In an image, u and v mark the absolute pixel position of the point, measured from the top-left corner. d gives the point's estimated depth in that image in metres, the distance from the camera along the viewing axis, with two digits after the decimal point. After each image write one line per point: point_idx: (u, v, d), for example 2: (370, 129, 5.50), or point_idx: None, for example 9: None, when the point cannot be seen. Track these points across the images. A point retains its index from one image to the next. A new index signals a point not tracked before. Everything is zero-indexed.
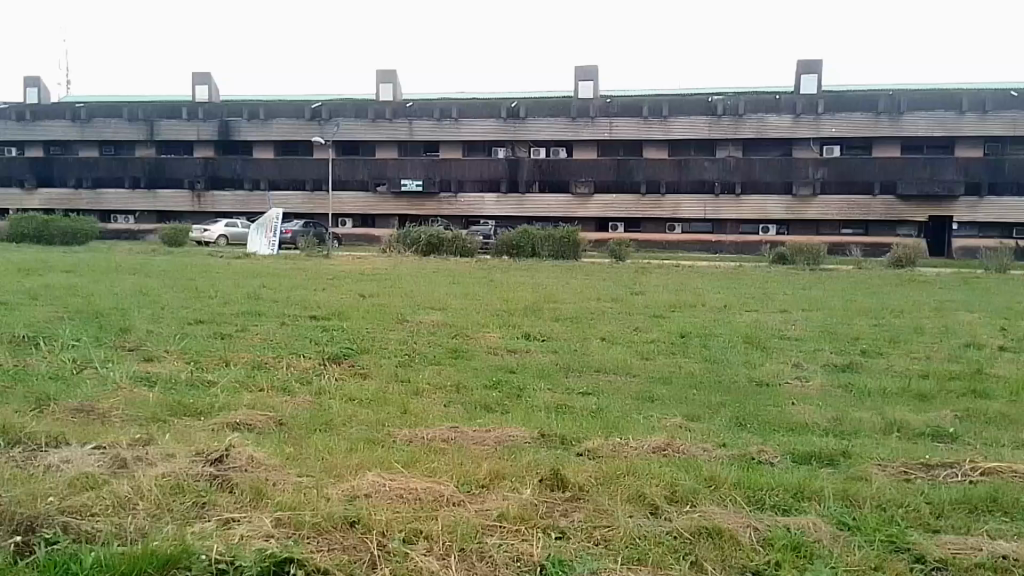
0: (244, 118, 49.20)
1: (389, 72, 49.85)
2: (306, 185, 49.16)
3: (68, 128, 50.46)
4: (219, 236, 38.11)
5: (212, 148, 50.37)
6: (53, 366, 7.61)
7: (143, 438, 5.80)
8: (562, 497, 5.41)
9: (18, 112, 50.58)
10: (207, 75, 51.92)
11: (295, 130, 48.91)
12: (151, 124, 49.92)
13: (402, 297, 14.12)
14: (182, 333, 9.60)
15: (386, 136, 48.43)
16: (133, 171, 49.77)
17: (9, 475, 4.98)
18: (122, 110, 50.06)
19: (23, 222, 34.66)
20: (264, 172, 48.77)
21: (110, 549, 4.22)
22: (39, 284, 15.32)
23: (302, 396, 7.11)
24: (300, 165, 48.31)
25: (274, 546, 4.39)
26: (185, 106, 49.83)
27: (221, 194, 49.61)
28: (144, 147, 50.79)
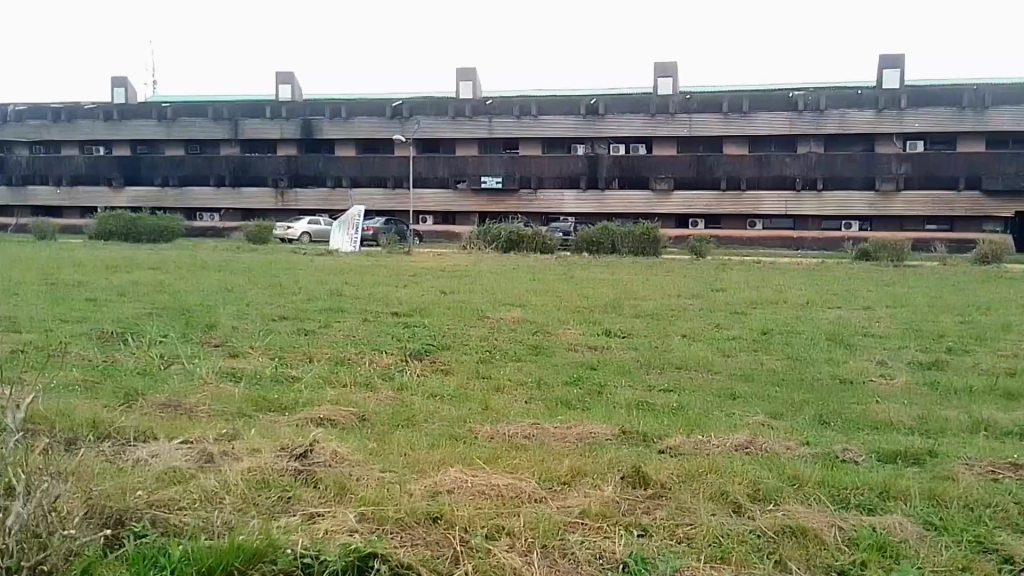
0: (326, 117, 50.09)
1: (468, 70, 50.27)
2: (387, 184, 49.69)
3: (154, 128, 52.16)
4: (302, 234, 39.09)
5: (295, 147, 51.30)
6: (141, 362, 7.86)
7: (229, 433, 5.91)
8: (644, 495, 5.32)
9: (106, 113, 52.51)
10: (291, 74, 52.49)
11: (377, 129, 49.50)
12: (237, 123, 50.88)
13: (480, 294, 14.21)
14: (267, 329, 9.83)
15: (466, 134, 48.54)
16: (219, 170, 51.05)
17: (101, 467, 5.07)
18: (207, 109, 51.35)
19: (111, 220, 35.98)
20: (347, 171, 49.59)
21: (198, 543, 4.26)
22: (137, 281, 15.81)
23: (383, 391, 7.18)
24: (383, 163, 49.16)
25: (357, 541, 4.42)
26: (269, 105, 50.75)
27: (305, 194, 50.48)
28: (229, 147, 51.92)
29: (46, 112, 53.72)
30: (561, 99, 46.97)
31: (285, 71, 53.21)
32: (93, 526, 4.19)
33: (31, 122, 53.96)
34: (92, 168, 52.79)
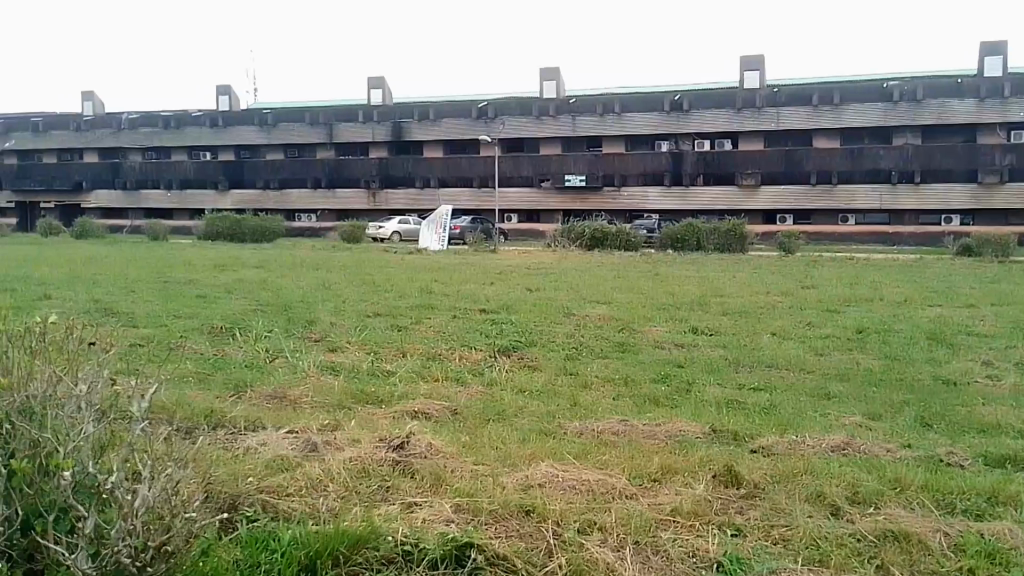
0: (414, 119, 51.61)
1: (553, 70, 50.79)
2: (474, 183, 50.51)
3: (255, 133, 54.54)
4: (393, 233, 39.93)
5: (386, 149, 52.74)
6: (249, 355, 8.22)
7: (331, 423, 6.14)
8: (738, 494, 5.26)
9: (212, 120, 55.18)
10: (381, 78, 54.41)
11: (464, 131, 50.75)
12: (332, 128, 52.91)
13: (566, 292, 14.29)
14: (362, 325, 10.15)
15: (551, 134, 49.04)
16: (315, 173, 52.72)
17: (216, 453, 5.36)
18: (305, 115, 53.56)
19: (219, 221, 37.77)
20: (434, 171, 50.85)
21: (306, 527, 4.46)
22: (246, 279, 16.50)
23: (474, 386, 7.33)
24: (469, 164, 50.02)
25: (455, 531, 4.56)
26: (362, 110, 52.67)
27: (396, 193, 51.77)
28: (325, 150, 53.62)
29: (155, 119, 56.39)
30: (644, 97, 47.19)
31: (376, 76, 55.22)
32: (210, 510, 4.44)
33: (142, 130, 56.66)
34: (199, 173, 55.13)
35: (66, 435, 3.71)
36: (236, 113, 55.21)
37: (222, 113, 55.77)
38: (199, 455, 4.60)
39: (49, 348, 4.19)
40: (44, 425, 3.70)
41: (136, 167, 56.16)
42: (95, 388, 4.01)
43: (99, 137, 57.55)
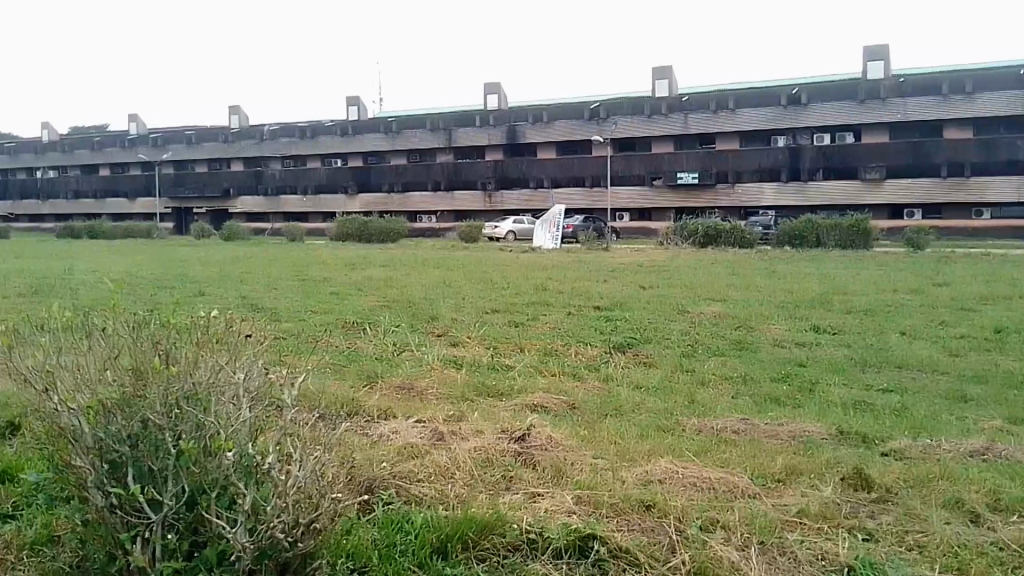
0: (529, 122, 52.54)
1: (665, 68, 50.37)
2: (585, 183, 50.90)
3: (381, 140, 57.15)
4: (508, 232, 40.59)
5: (501, 151, 54.00)
6: (378, 349, 8.60)
7: (456, 414, 6.36)
8: (868, 498, 5.10)
9: (342, 128, 58.24)
10: (497, 84, 55.73)
11: (577, 132, 51.15)
12: (450, 132, 54.48)
13: (683, 289, 14.01)
14: (481, 321, 10.40)
15: (663, 132, 48.65)
16: (437, 176, 54.94)
17: (351, 439, 5.66)
18: (426, 121, 55.60)
19: (349, 223, 39.55)
20: (547, 172, 51.45)
21: (436, 515, 4.69)
22: (369, 277, 17.21)
23: (591, 381, 7.43)
24: (581, 164, 50.41)
25: (578, 522, 4.66)
26: (479, 114, 54.06)
27: (510, 194, 52.82)
28: (445, 155, 55.65)
29: (295, 131, 60.03)
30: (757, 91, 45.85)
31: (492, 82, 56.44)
32: (350, 493, 4.74)
33: (283, 140, 60.27)
34: (330, 178, 58.26)
35: (228, 420, 4.13)
36: (363, 122, 58.08)
37: (351, 121, 58.76)
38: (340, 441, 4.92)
39: (211, 338, 4.63)
40: (208, 410, 4.12)
41: (275, 174, 59.96)
42: (250, 378, 4.41)
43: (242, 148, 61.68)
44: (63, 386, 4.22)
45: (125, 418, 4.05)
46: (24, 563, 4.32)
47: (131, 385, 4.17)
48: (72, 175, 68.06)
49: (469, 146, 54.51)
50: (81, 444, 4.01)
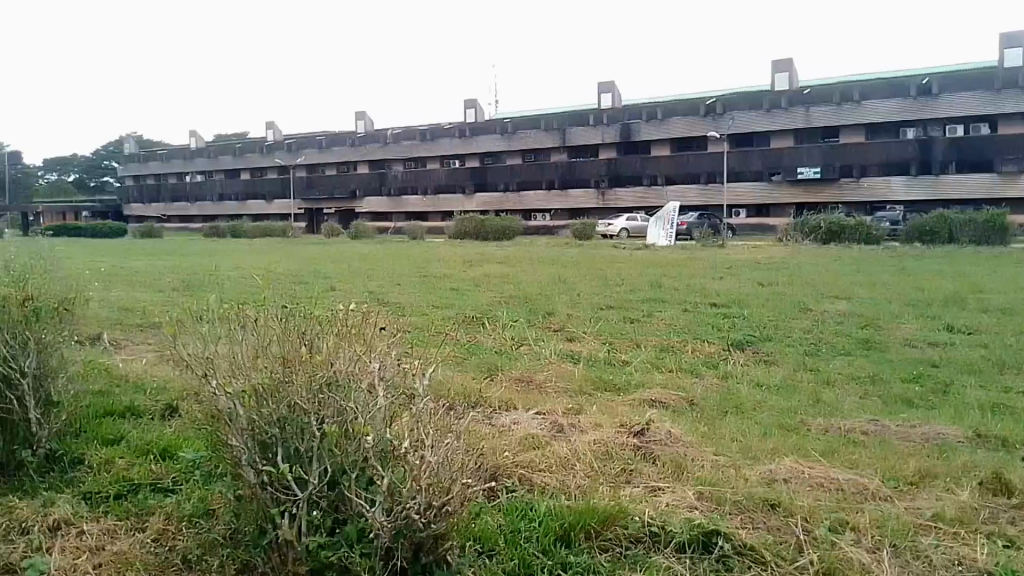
0: (643, 119, 52.26)
1: (784, 61, 49.41)
2: (701, 179, 50.32)
3: (497, 141, 58.70)
4: (621, 230, 40.56)
5: (615, 149, 54.12)
6: (497, 342, 8.86)
7: (575, 407, 6.54)
8: (1009, 504, 4.86)
9: (460, 130, 60.26)
10: (611, 83, 56.13)
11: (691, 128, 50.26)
12: (565, 132, 55.18)
13: (804, 286, 13.66)
14: (596, 317, 10.49)
15: (782, 126, 47.23)
16: (551, 174, 55.85)
17: (477, 428, 5.96)
18: (541, 122, 56.55)
19: (466, 222, 40.45)
20: (661, 169, 51.20)
21: (561, 505, 4.87)
22: (485, 273, 17.65)
23: (709, 377, 7.40)
24: (697, 159, 49.80)
25: (701, 518, 4.69)
26: (592, 113, 54.36)
27: (624, 192, 52.91)
28: (559, 154, 56.46)
29: (416, 133, 62.63)
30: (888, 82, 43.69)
31: (607, 81, 56.85)
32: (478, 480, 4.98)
33: (404, 143, 63.01)
34: (449, 179, 60.45)
35: (363, 406, 4.40)
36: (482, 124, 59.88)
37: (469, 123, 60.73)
38: (468, 430, 5.18)
39: (350, 330, 4.96)
40: (348, 397, 4.41)
41: (398, 176, 62.87)
42: (384, 368, 4.68)
43: (368, 151, 64.80)
44: (222, 373, 4.66)
45: (275, 402, 4.40)
46: (184, 533, 4.87)
47: (281, 372, 4.53)
48: (216, 180, 73.74)
49: (583, 145, 55.00)
50: (237, 425, 4.39)
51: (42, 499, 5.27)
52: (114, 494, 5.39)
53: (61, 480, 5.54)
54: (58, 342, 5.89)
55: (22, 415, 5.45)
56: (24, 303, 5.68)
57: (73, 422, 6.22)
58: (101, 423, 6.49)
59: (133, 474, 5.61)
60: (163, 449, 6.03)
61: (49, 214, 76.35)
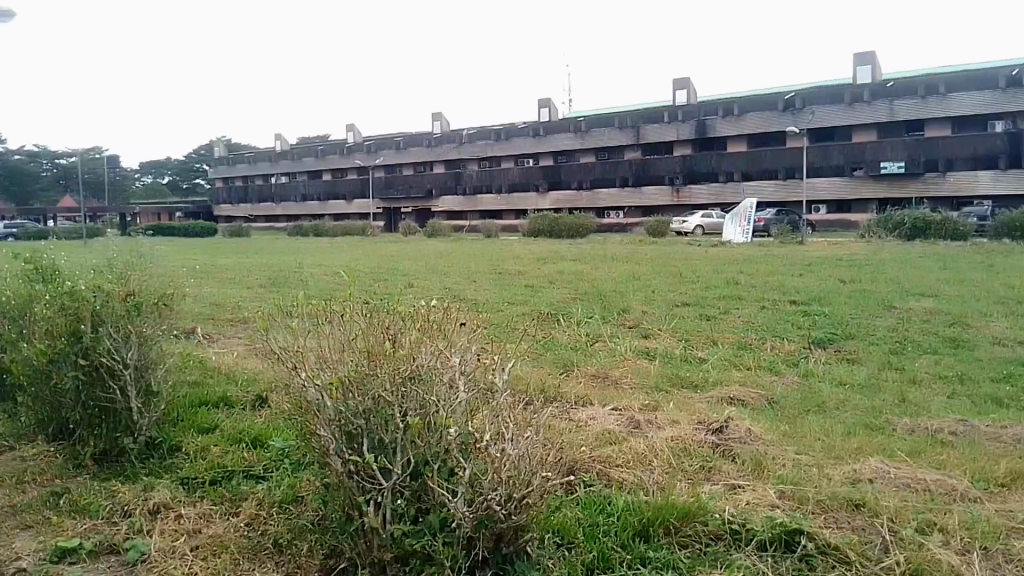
0: (719, 116, 51.32)
1: (867, 53, 48.22)
2: (779, 175, 49.25)
3: (571, 139, 58.85)
4: (696, 227, 40.15)
5: (690, 146, 53.50)
6: (573, 339, 8.94)
7: (651, 404, 6.64)
8: None
9: (535, 129, 60.74)
10: (687, 79, 55.70)
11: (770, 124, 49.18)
12: (638, 129, 54.95)
13: (886, 283, 13.35)
14: (672, 314, 10.44)
15: (864, 121, 45.82)
16: (624, 172, 55.58)
17: (555, 423, 6.11)
18: (614, 119, 56.45)
19: (540, 220, 40.67)
20: (737, 165, 50.37)
21: (639, 500, 4.97)
22: (560, 270, 17.75)
23: (788, 376, 7.33)
24: (773, 155, 48.66)
25: (783, 516, 4.66)
26: (668, 110, 53.87)
27: (699, 189, 52.32)
28: (632, 151, 56.15)
29: (491, 133, 63.55)
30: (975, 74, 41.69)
31: (682, 78, 56.50)
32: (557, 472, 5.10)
33: (479, 143, 64.09)
34: (523, 177, 61.08)
35: (445, 399, 4.49)
36: (556, 123, 60.11)
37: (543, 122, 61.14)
38: (548, 424, 5.30)
39: (432, 324, 5.11)
40: (430, 390, 4.52)
41: (473, 175, 63.96)
42: (466, 362, 4.79)
43: (444, 151, 66.19)
44: (311, 366, 4.86)
45: (359, 394, 4.55)
46: (276, 518, 5.17)
47: (366, 364, 4.67)
48: (299, 181, 76.57)
49: (657, 143, 54.60)
50: (325, 415, 4.58)
51: (144, 483, 5.71)
52: (210, 480, 5.77)
53: (160, 466, 5.97)
54: (159, 336, 6.34)
55: (123, 404, 5.95)
56: (125, 298, 6.15)
57: (172, 410, 6.65)
58: (197, 412, 6.94)
59: (227, 461, 6.01)
60: (253, 438, 6.46)
61: (145, 215, 80.57)
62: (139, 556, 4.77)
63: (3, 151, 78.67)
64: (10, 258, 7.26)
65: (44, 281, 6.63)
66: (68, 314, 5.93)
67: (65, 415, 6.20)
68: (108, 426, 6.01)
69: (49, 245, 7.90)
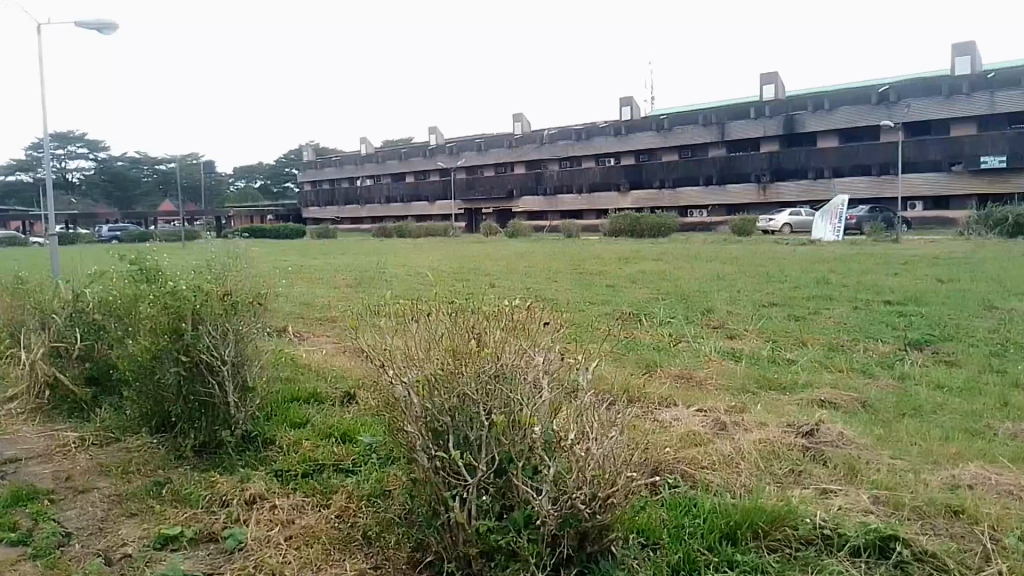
0: (809, 111, 49.81)
1: (967, 43, 46.07)
2: (871, 171, 47.42)
3: (653, 138, 58.30)
4: (783, 225, 39.18)
5: (777, 142, 52.19)
6: (655, 339, 8.89)
7: (738, 405, 6.58)
8: None
9: (616, 129, 60.49)
10: (774, 74, 54.45)
11: (862, 119, 47.54)
12: (724, 126, 53.95)
13: (991, 283, 12.74)
14: (758, 314, 10.23)
15: (962, 114, 43.64)
16: (708, 170, 54.63)
17: (638, 422, 6.12)
18: (698, 116, 55.58)
19: (621, 220, 40.49)
20: (827, 161, 48.82)
21: (725, 500, 4.92)
22: (640, 270, 17.63)
23: (884, 379, 7.10)
24: (865, 151, 46.91)
25: (877, 522, 4.51)
26: (755, 106, 52.61)
27: (787, 186, 50.98)
28: (717, 148, 55.12)
29: (572, 133, 63.85)
30: None
31: (769, 73, 55.26)
32: (642, 472, 5.09)
33: (561, 143, 64.48)
34: (605, 177, 60.92)
35: (527, 398, 4.51)
36: (637, 121, 59.63)
37: (625, 121, 60.78)
38: (632, 424, 5.29)
39: (516, 323, 5.17)
40: (514, 388, 4.57)
41: (554, 175, 64.40)
42: (549, 362, 4.83)
43: (525, 152, 66.84)
44: (397, 365, 4.98)
45: (446, 392, 4.63)
46: (365, 510, 5.33)
47: (451, 363, 4.76)
48: (384, 184, 78.70)
49: (743, 139, 53.49)
50: (412, 412, 4.68)
51: (240, 475, 5.95)
52: (302, 472, 5.99)
53: (255, 458, 6.22)
54: (252, 333, 6.67)
55: (222, 399, 6.26)
56: (223, 297, 6.56)
57: (266, 406, 6.92)
58: (290, 408, 7.19)
59: (318, 456, 6.20)
60: (343, 432, 6.66)
61: (239, 218, 84.07)
62: (237, 544, 4.97)
63: (109, 159, 83.29)
64: (118, 260, 7.73)
65: (147, 282, 7.03)
66: (169, 313, 6.28)
67: (168, 409, 6.57)
68: (207, 420, 6.32)
69: (152, 247, 8.36)
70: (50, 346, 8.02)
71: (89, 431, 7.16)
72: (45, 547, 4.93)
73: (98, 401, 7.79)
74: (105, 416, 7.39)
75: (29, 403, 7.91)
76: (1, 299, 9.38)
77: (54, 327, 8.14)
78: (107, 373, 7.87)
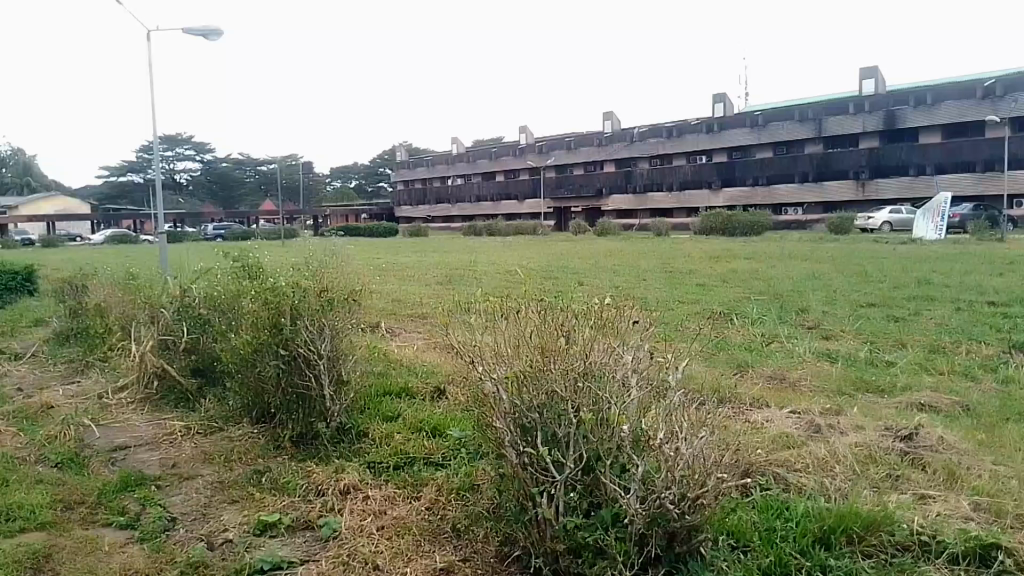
0: (911, 105, 47.94)
1: None
2: (976, 168, 45.34)
3: (748, 134, 57.16)
4: (884, 223, 37.92)
5: (878, 138, 50.38)
6: (747, 338, 8.79)
7: (834, 407, 6.47)
8: None
9: (709, 126, 59.56)
10: (875, 67, 52.53)
11: (966, 113, 45.53)
12: (821, 122, 52.34)
13: None
14: (855, 314, 9.97)
15: None
16: (804, 167, 53.24)
17: (731, 423, 6.07)
18: (794, 111, 54.14)
19: (711, 219, 39.99)
20: (931, 157, 46.84)
21: (819, 504, 4.84)
22: (731, 269, 17.35)
23: (989, 382, 6.84)
24: (971, 146, 44.91)
25: (977, 529, 4.40)
26: (853, 101, 50.86)
27: (888, 183, 49.23)
28: (815, 145, 53.66)
29: (662, 130, 63.38)
30: None
31: (870, 67, 53.30)
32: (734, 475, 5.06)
33: (652, 140, 64.00)
34: (696, 175, 60.17)
35: (616, 397, 4.52)
36: (731, 117, 58.50)
37: (717, 118, 59.74)
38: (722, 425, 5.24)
39: (603, 320, 5.20)
40: (600, 386, 4.60)
41: (644, 173, 64.01)
42: (637, 360, 4.83)
43: (615, 150, 66.78)
44: (487, 360, 5.06)
45: (534, 390, 4.69)
46: (454, 504, 5.45)
47: (540, 361, 4.82)
48: (475, 183, 79.97)
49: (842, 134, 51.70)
50: (502, 408, 4.74)
51: (334, 466, 6.15)
52: (394, 464, 6.15)
53: (349, 450, 6.41)
54: (347, 329, 6.90)
55: (318, 391, 6.48)
56: (320, 294, 6.84)
57: (359, 399, 7.13)
58: (381, 402, 7.38)
59: (409, 449, 6.36)
60: (433, 427, 6.81)
61: (335, 217, 86.76)
62: (331, 533, 5.14)
63: (213, 160, 87.40)
64: (222, 256, 8.09)
65: (250, 278, 7.35)
66: (270, 309, 6.58)
67: (267, 401, 6.86)
68: (304, 411, 6.56)
69: (255, 245, 8.70)
70: (158, 338, 8.46)
71: (193, 420, 7.53)
72: (152, 531, 5.22)
73: (203, 391, 8.17)
74: (209, 406, 7.76)
75: (138, 393, 8.35)
76: (119, 295, 9.86)
77: (162, 321, 8.58)
78: (211, 365, 8.25)
